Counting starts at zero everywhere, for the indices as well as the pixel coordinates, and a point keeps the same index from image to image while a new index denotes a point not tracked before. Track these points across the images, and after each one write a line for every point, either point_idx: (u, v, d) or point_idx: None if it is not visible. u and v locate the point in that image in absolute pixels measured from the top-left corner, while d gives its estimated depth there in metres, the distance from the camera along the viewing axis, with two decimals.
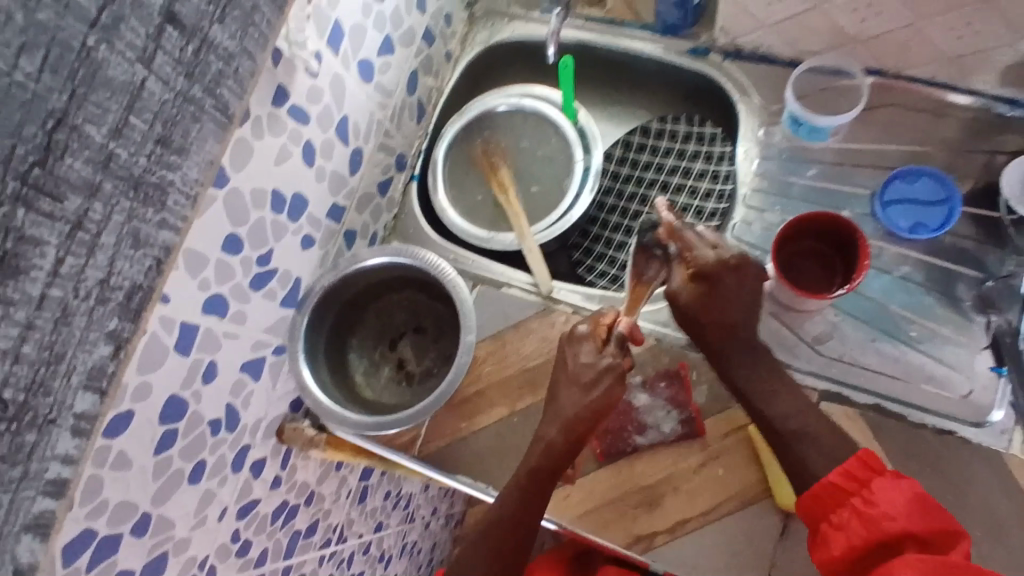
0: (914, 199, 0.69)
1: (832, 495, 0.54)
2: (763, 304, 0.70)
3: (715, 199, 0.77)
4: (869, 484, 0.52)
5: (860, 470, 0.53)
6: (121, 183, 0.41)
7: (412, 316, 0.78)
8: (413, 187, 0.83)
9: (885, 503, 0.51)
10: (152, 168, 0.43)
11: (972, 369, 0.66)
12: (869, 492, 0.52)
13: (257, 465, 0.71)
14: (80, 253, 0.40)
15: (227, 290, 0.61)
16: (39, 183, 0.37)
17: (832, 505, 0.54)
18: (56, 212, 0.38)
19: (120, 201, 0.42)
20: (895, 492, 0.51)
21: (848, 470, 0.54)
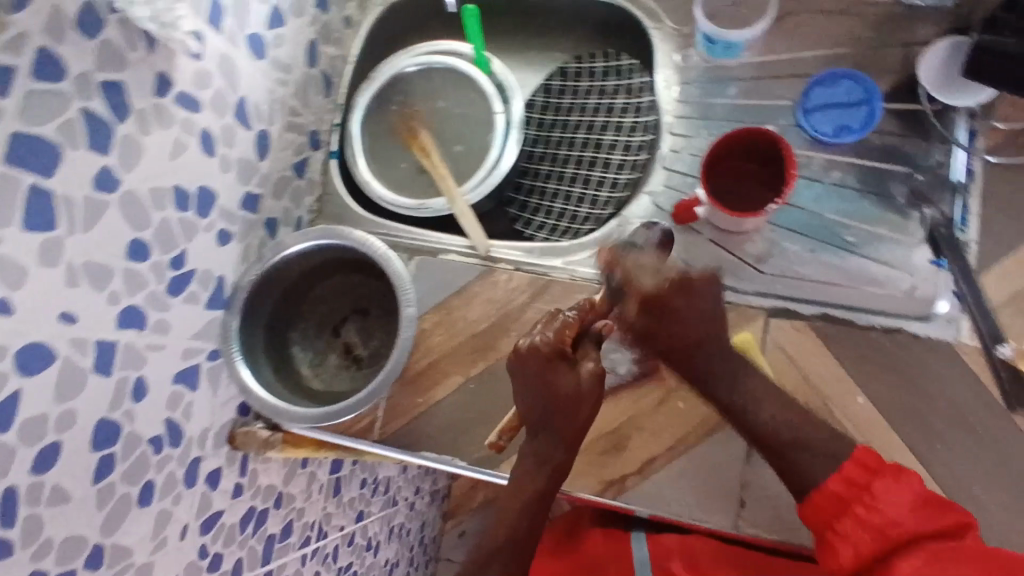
0: (836, 103, 0.68)
1: (835, 500, 0.54)
2: (702, 231, 0.69)
3: (640, 131, 0.75)
4: (869, 486, 0.52)
5: (867, 465, 0.54)
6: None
7: (351, 299, 0.75)
8: (333, 165, 0.79)
9: (893, 501, 0.51)
10: None
11: (913, 263, 0.65)
12: (878, 494, 0.52)
13: (213, 476, 0.69)
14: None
15: (143, 301, 0.57)
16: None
17: (839, 511, 0.53)
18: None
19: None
20: (903, 485, 0.51)
21: (856, 464, 0.54)
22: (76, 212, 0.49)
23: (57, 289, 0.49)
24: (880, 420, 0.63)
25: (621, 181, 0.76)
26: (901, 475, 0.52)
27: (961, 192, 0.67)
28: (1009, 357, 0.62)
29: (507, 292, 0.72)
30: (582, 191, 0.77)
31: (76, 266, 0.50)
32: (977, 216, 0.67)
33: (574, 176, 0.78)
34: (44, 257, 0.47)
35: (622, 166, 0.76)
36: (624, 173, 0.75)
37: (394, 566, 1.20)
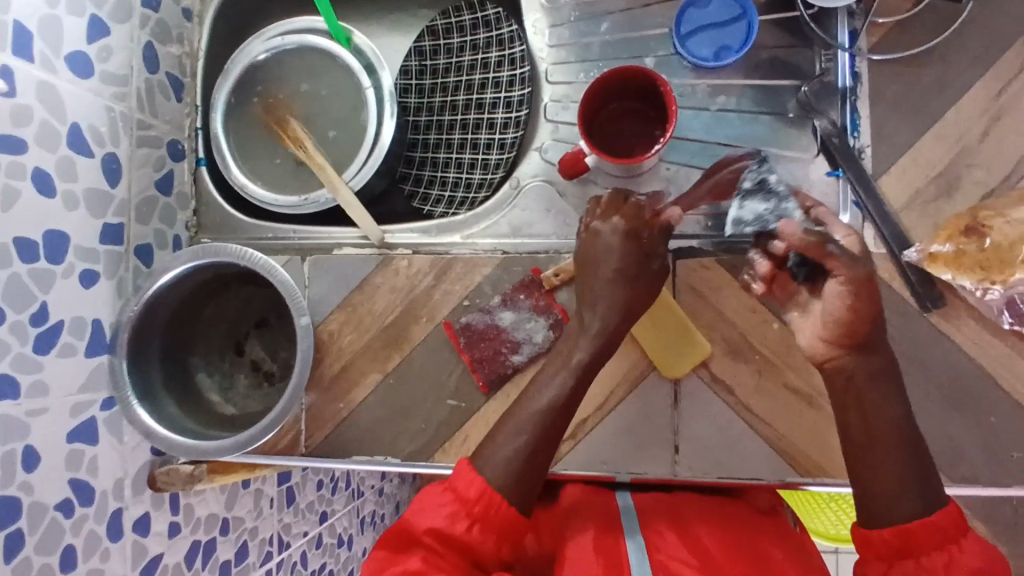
0: (712, 24, 0.65)
1: (913, 537, 0.45)
2: (598, 182, 0.66)
3: (519, 85, 0.71)
4: (958, 539, 0.45)
5: (959, 517, 0.45)
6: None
7: (251, 313, 0.71)
8: (204, 173, 0.73)
9: (976, 556, 0.44)
10: None
11: (811, 179, 0.65)
12: (967, 545, 0.44)
13: (142, 522, 0.65)
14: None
15: (11, 366, 0.53)
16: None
17: (927, 546, 0.45)
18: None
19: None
20: (994, 556, 0.44)
21: (947, 514, 0.45)
22: None
23: None
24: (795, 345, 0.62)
25: (508, 141, 0.71)
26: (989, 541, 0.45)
27: (849, 97, 0.65)
28: (916, 260, 0.61)
29: (410, 278, 0.68)
30: (472, 156, 0.73)
31: None
32: (869, 117, 0.65)
33: (462, 141, 0.74)
34: None
35: (506, 125, 0.71)
36: (509, 132, 0.71)
37: None
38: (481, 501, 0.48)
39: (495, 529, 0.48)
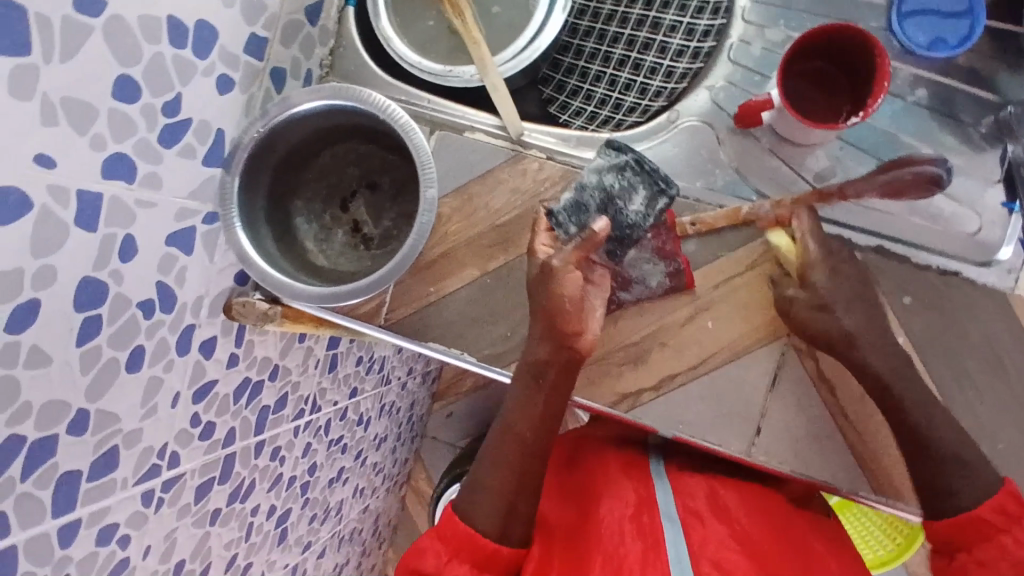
0: (934, 11, 0.60)
1: (965, 531, 0.50)
2: (761, 139, 0.62)
3: (709, 14, 0.65)
4: (1015, 522, 0.48)
5: (1008, 505, 0.49)
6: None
7: (364, 172, 0.68)
8: (351, 14, 0.69)
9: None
10: None
11: (983, 204, 0.60)
12: (1016, 532, 0.48)
13: (207, 345, 0.65)
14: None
15: (138, 151, 0.50)
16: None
17: (979, 539, 0.49)
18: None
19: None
20: None
21: (996, 505, 0.49)
22: (54, 36, 0.42)
23: (31, 127, 0.42)
24: (915, 358, 0.60)
25: (678, 71, 0.67)
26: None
27: None
28: None
29: (536, 183, 0.65)
30: (631, 77, 0.68)
31: (54, 102, 0.43)
32: None
33: (622, 58, 0.68)
34: (18, 91, 0.40)
35: (682, 53, 0.66)
36: (682, 62, 0.66)
37: (382, 441, 1.22)
38: (454, 537, 0.53)
39: (473, 555, 0.52)
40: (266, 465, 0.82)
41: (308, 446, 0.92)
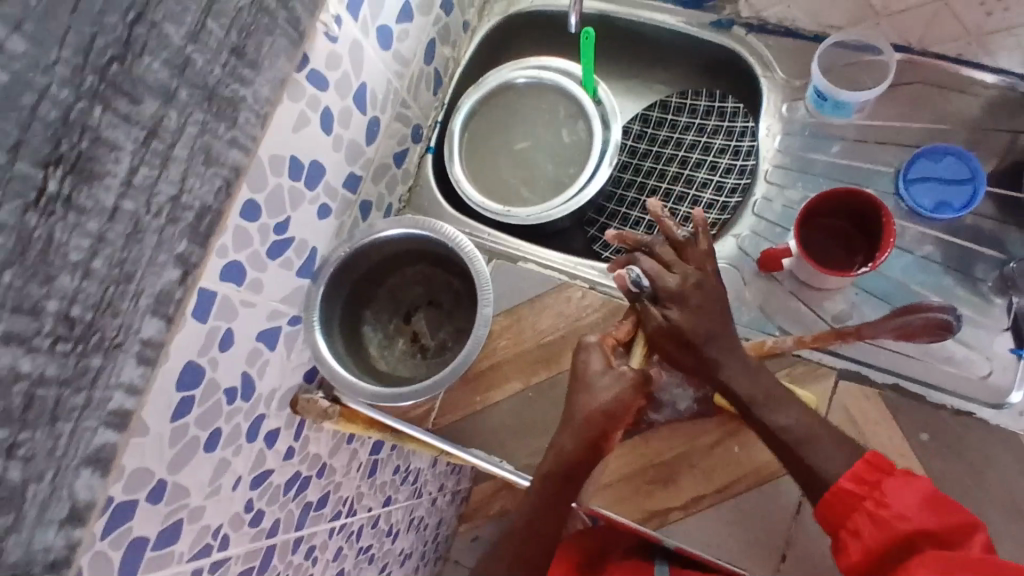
0: (937, 178, 0.66)
1: (847, 497, 0.52)
2: (783, 282, 0.69)
3: (736, 174, 0.76)
4: (879, 484, 0.51)
5: (872, 467, 0.52)
6: (195, 92, 0.42)
7: (426, 290, 0.78)
8: (429, 159, 0.82)
9: (900, 508, 0.49)
10: (226, 78, 0.45)
11: (991, 349, 0.64)
12: (884, 492, 0.50)
13: (271, 435, 0.71)
14: (152, 162, 0.41)
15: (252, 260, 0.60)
16: (114, 82, 0.37)
17: (857, 500, 0.51)
18: (132, 114, 0.38)
19: (193, 110, 0.43)
20: (910, 491, 0.49)
21: (854, 474, 0.52)
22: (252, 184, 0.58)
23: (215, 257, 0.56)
24: None
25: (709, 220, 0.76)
26: (908, 474, 0.50)
27: None
28: None
29: (579, 308, 0.73)
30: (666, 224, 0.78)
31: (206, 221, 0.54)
32: None
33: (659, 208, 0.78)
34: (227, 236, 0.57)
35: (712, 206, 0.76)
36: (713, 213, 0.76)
37: (407, 558, 1.21)
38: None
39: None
40: (299, 564, 0.84)
41: (339, 550, 0.94)
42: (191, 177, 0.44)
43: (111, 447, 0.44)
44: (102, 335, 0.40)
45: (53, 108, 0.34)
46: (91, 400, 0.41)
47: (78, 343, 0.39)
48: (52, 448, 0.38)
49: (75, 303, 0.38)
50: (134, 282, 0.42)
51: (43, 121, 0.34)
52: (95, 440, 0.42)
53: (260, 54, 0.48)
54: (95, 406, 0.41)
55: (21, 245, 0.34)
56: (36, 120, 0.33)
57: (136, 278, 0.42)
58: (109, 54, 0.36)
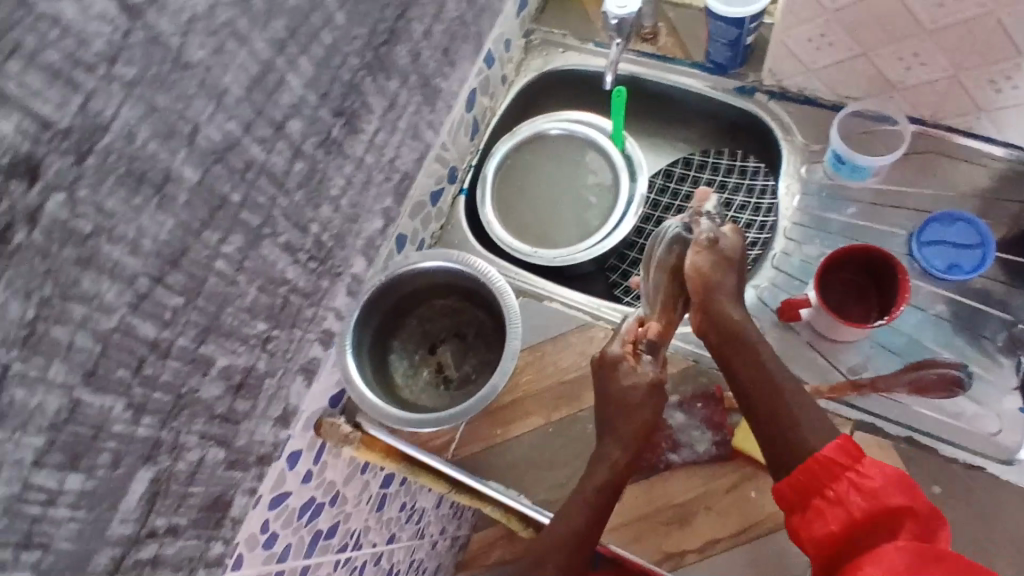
0: (948, 241, 0.70)
1: (815, 477, 0.53)
2: (800, 333, 0.71)
3: (755, 230, 0.81)
4: (861, 459, 0.51)
5: (851, 448, 0.52)
6: (418, 78, 0.68)
7: (453, 323, 0.80)
8: (461, 200, 0.86)
9: (880, 483, 0.50)
10: (440, 73, 0.73)
11: (1001, 408, 0.66)
12: (864, 468, 0.51)
13: (293, 456, 0.70)
14: (388, 128, 0.65)
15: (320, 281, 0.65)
16: (381, 60, 0.61)
17: (828, 480, 0.52)
18: (380, 88, 0.62)
19: (419, 97, 0.70)
20: (890, 471, 0.50)
21: (837, 448, 0.52)
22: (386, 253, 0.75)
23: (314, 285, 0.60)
24: None
25: None
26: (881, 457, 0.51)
27: None
28: None
29: (602, 349, 0.75)
30: None
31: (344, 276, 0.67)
32: None
33: None
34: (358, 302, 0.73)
35: None
36: None
37: None
38: None
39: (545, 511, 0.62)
40: None
41: None
42: (403, 152, 0.70)
43: (317, 360, 0.66)
44: (334, 264, 0.64)
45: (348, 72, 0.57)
46: (316, 316, 0.63)
47: (321, 266, 0.62)
48: (286, 349, 0.59)
49: (327, 231, 0.60)
50: (357, 229, 0.66)
51: (341, 79, 0.56)
52: (312, 350, 0.64)
53: (458, 57, 0.76)
54: (316, 320, 0.63)
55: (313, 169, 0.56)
56: (338, 79, 0.56)
57: (359, 227, 0.66)
58: (381, 38, 0.60)
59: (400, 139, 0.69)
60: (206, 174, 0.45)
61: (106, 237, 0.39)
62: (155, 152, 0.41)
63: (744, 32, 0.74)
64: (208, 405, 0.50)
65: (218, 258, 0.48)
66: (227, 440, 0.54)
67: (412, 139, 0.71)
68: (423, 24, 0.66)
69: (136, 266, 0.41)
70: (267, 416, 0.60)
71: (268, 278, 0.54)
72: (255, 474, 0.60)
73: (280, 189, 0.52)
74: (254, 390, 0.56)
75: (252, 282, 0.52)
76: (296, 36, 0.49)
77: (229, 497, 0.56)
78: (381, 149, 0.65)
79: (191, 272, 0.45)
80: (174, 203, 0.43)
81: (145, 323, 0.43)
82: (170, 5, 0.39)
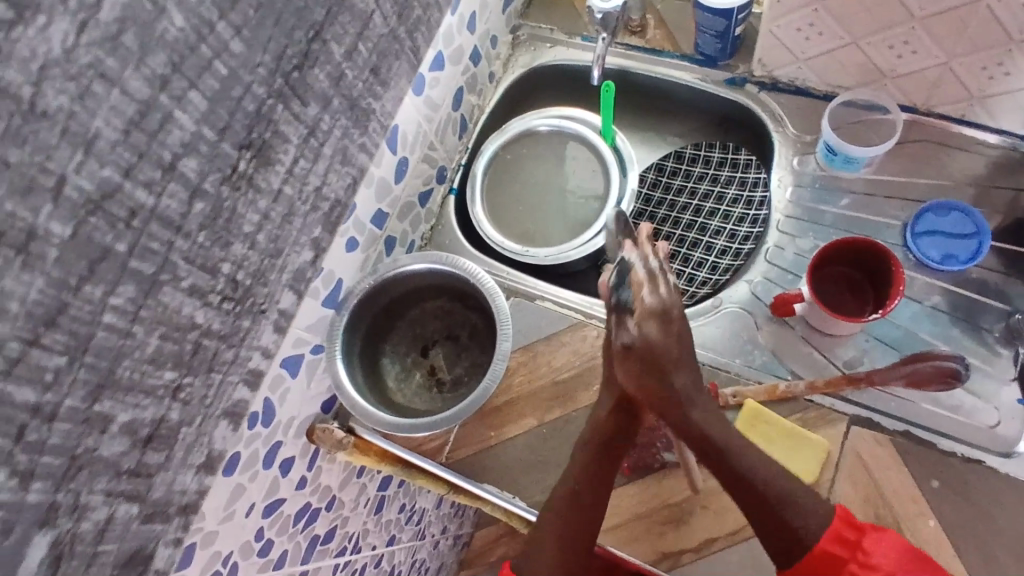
0: (943, 232, 0.70)
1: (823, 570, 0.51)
2: (794, 327, 0.70)
3: (748, 223, 0.80)
4: (860, 542, 0.51)
5: (846, 534, 0.51)
6: (344, 101, 0.60)
7: (445, 325, 0.79)
8: (451, 200, 0.86)
9: (884, 563, 0.50)
10: (366, 94, 0.63)
11: (999, 399, 0.65)
12: (866, 554, 0.50)
13: (286, 463, 0.69)
14: (309, 156, 0.57)
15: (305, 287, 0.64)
16: (293, 85, 0.53)
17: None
18: (301, 114, 0.55)
19: (342, 115, 0.60)
20: (887, 545, 0.51)
21: (833, 536, 0.51)
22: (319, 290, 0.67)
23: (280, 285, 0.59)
24: (948, 547, 0.61)
25: (722, 266, 0.79)
26: (877, 530, 0.51)
27: None
28: None
29: (595, 348, 0.75)
30: (680, 268, 0.81)
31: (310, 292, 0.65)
32: None
33: (674, 252, 0.82)
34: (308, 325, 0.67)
35: (724, 252, 0.80)
36: (725, 259, 0.79)
37: None
38: None
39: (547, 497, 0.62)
40: None
41: None
42: (333, 178, 0.62)
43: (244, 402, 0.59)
44: (255, 301, 0.56)
45: (254, 100, 0.49)
46: (237, 358, 0.56)
47: (239, 306, 0.54)
48: (204, 395, 0.53)
49: (241, 269, 0.53)
50: (280, 264, 0.58)
51: (246, 110, 0.49)
52: (236, 394, 0.57)
53: (391, 75, 0.66)
54: (238, 363, 0.56)
55: (214, 211, 0.48)
56: (240, 110, 0.48)
57: (283, 261, 0.58)
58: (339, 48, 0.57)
59: (326, 165, 0.60)
60: (78, 230, 0.39)
61: (2, 283, 0.35)
62: (15, 212, 0.35)
63: (732, 23, 0.73)
64: (112, 462, 0.46)
65: (105, 312, 0.42)
66: (141, 494, 0.49)
67: (341, 164, 0.63)
68: (342, 44, 0.57)
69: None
70: (185, 466, 0.53)
71: (172, 325, 0.48)
72: (179, 524, 0.55)
73: (178, 231, 0.46)
74: (166, 442, 0.50)
75: (153, 330, 0.46)
76: (200, 68, 0.44)
77: (148, 549, 0.52)
78: (360, 144, 0.65)
79: (74, 330, 0.40)
80: (43, 261, 0.37)
81: (22, 387, 0.38)
82: (19, 51, 0.33)
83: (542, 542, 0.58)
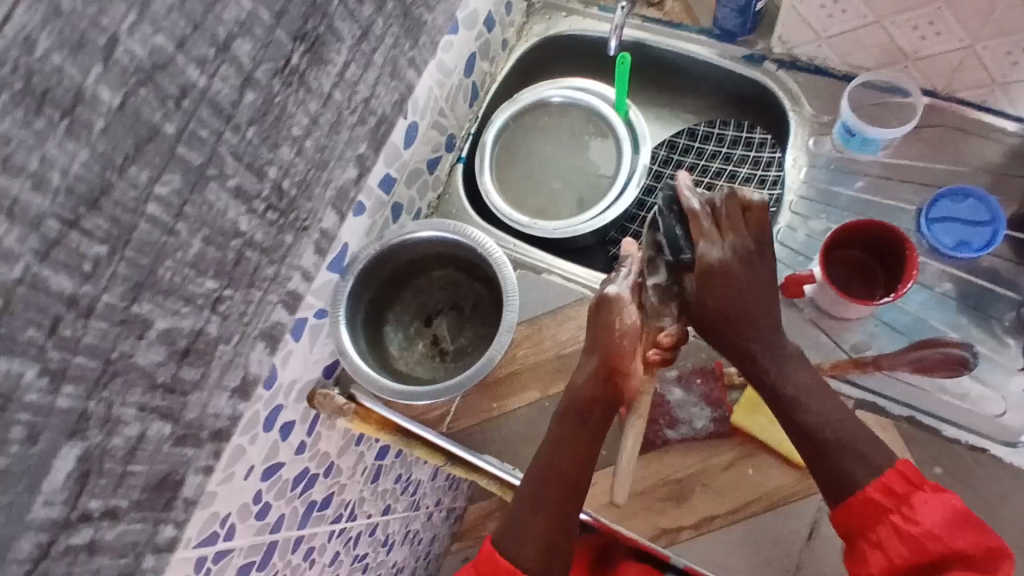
0: (959, 219, 0.67)
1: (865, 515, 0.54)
2: (803, 309, 0.70)
3: None
4: (909, 494, 0.53)
5: (896, 486, 0.53)
6: (397, 8, 0.61)
7: (449, 295, 0.79)
8: (459, 169, 0.84)
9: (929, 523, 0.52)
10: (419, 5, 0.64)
11: (1007, 388, 0.65)
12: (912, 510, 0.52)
13: (286, 427, 0.69)
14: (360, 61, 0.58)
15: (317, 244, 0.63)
16: None
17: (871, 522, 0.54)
18: (356, 13, 0.55)
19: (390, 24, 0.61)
20: (941, 505, 0.52)
21: (881, 485, 0.54)
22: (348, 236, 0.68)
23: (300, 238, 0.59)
24: None
25: None
26: (937, 489, 0.53)
27: None
28: None
29: None
30: None
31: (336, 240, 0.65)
32: None
33: None
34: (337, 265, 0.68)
35: None
36: None
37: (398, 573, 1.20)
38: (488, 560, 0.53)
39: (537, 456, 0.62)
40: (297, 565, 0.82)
41: (336, 555, 0.93)
42: (379, 92, 0.63)
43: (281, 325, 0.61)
44: (298, 215, 0.57)
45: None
46: (278, 275, 0.57)
47: (283, 218, 0.55)
48: (242, 311, 0.53)
49: (287, 177, 0.54)
50: (325, 178, 0.59)
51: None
52: (275, 314, 0.59)
53: None
54: (279, 279, 0.58)
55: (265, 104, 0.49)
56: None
57: (328, 175, 0.60)
58: None
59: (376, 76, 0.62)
60: (128, 102, 0.38)
61: (39, 151, 0.34)
62: (63, 66, 0.34)
63: None
64: (149, 371, 0.46)
65: (149, 201, 0.41)
66: (175, 412, 0.50)
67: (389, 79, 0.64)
68: None
69: (39, 205, 0.35)
70: (220, 387, 0.54)
71: (217, 228, 0.48)
72: (210, 451, 0.56)
73: (228, 121, 0.46)
74: (203, 356, 0.51)
75: (199, 231, 0.46)
76: None
77: (179, 475, 0.53)
78: (410, 58, 0.66)
79: (117, 216, 0.39)
80: (89, 130, 0.36)
81: (60, 273, 0.37)
82: None
83: (530, 504, 0.56)
